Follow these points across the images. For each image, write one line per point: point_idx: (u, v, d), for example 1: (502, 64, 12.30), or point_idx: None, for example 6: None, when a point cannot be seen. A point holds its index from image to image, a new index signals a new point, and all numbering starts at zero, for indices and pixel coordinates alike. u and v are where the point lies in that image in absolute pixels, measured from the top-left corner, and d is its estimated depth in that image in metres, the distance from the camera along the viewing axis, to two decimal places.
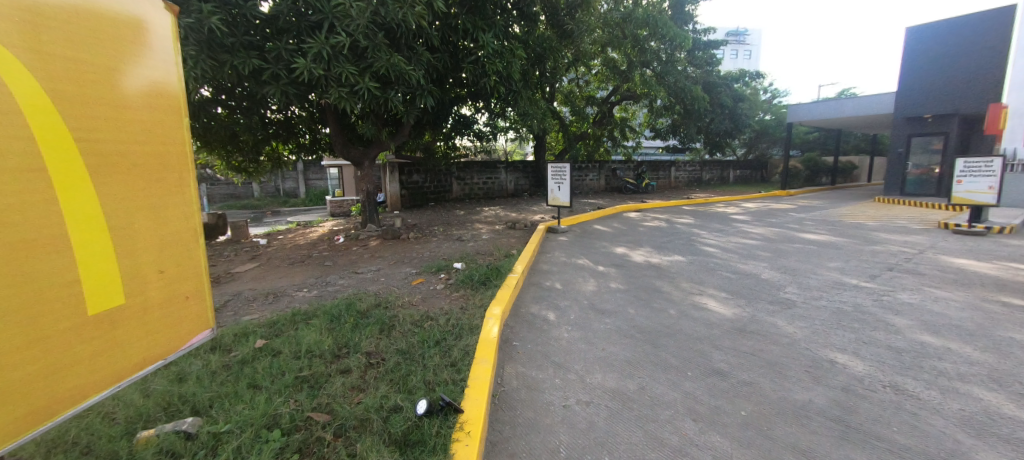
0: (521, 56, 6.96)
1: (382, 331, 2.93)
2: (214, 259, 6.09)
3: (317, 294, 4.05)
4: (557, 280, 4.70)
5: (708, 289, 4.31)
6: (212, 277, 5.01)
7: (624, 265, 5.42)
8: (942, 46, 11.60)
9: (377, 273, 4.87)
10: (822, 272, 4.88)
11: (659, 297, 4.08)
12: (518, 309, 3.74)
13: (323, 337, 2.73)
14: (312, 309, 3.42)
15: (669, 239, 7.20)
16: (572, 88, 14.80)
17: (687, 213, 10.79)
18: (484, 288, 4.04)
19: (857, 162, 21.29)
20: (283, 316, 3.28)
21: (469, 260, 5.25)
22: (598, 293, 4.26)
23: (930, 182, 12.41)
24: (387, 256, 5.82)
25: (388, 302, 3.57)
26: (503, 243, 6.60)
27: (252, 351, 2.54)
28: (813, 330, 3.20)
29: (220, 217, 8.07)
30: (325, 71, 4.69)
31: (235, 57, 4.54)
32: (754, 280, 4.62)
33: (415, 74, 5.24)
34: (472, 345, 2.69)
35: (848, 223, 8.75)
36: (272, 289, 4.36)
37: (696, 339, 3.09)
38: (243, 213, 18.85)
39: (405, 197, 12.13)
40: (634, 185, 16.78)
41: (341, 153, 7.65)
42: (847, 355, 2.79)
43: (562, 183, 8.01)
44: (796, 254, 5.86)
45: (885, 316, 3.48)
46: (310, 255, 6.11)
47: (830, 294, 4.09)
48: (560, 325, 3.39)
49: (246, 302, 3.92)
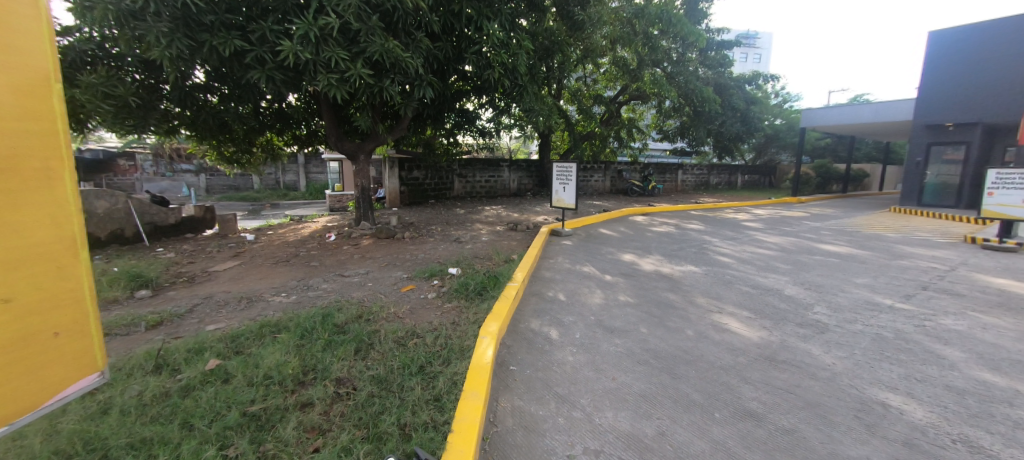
0: (529, 48, 6.49)
1: (358, 352, 2.53)
2: (194, 255, 5.69)
3: (295, 301, 3.66)
4: (561, 290, 4.31)
5: (727, 306, 3.88)
6: (187, 275, 4.62)
7: (633, 275, 5.00)
8: (968, 52, 11.07)
9: (365, 277, 4.46)
10: (850, 289, 4.46)
11: (674, 314, 3.67)
12: (516, 324, 3.35)
13: (289, 358, 2.37)
14: (286, 320, 3.04)
15: (680, 246, 6.79)
16: (581, 86, 14.26)
17: (696, 219, 10.40)
18: (480, 299, 3.63)
19: (869, 169, 20.82)
20: (249, 329, 2.88)
21: (465, 265, 4.85)
22: (606, 307, 3.85)
23: (950, 192, 12.01)
24: (378, 258, 5.42)
25: (371, 314, 3.17)
26: (503, 247, 6.21)
27: (199, 375, 2.15)
28: (854, 362, 2.78)
29: (208, 210, 7.68)
30: (313, 56, 4.28)
31: (215, 37, 4.17)
32: (777, 297, 4.19)
33: (413, 62, 4.82)
34: (461, 373, 2.30)
35: (867, 234, 8.32)
36: (247, 293, 3.95)
37: (719, 368, 2.69)
38: (241, 205, 18.59)
39: (404, 194, 11.73)
40: (640, 188, 16.35)
41: (335, 146, 7.21)
42: (900, 396, 2.38)
43: (567, 184, 7.60)
44: (818, 268, 5.43)
45: (933, 346, 3.06)
46: (298, 253, 5.72)
47: (866, 317, 3.66)
48: (564, 346, 2.99)
49: (216, 307, 3.55)
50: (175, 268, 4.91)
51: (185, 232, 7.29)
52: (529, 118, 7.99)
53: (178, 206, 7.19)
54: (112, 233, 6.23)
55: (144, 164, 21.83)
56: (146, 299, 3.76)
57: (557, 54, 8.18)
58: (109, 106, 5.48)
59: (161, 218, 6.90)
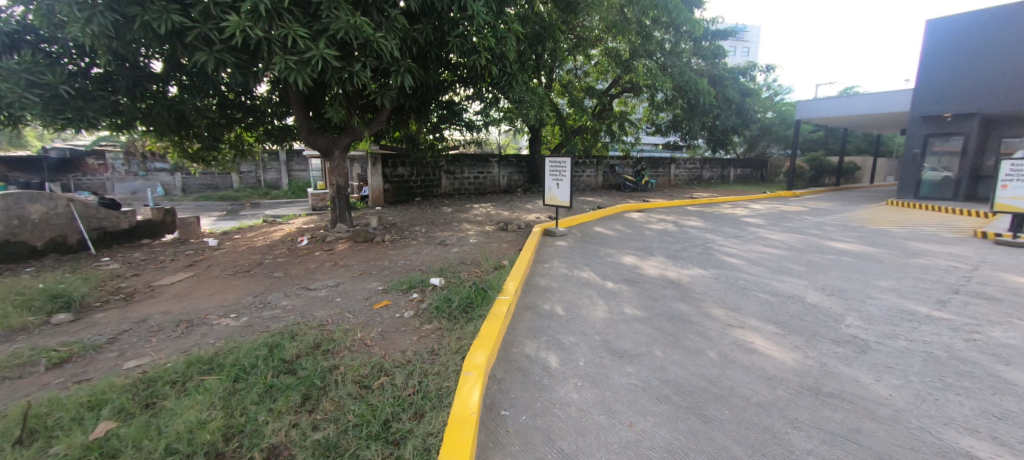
0: (518, 31, 5.91)
1: (306, 401, 1.97)
2: (141, 266, 5.01)
3: (244, 325, 3.06)
4: (558, 303, 3.79)
5: (748, 319, 3.40)
6: (126, 291, 3.97)
7: (637, 281, 4.50)
8: (967, 41, 10.80)
9: (335, 291, 3.87)
10: (877, 295, 4.04)
11: (691, 331, 3.17)
12: (509, 350, 2.81)
13: (213, 413, 1.82)
14: (225, 354, 2.46)
15: (683, 246, 6.32)
16: (571, 78, 13.64)
17: (694, 215, 9.99)
18: (464, 319, 3.07)
19: (861, 162, 20.72)
20: (173, 368, 2.30)
21: (450, 274, 4.30)
22: (612, 322, 3.34)
23: (947, 185, 11.83)
24: (353, 265, 4.83)
25: (330, 344, 2.60)
26: (493, 250, 5.67)
27: (75, 450, 1.57)
28: (914, 394, 2.32)
29: (168, 213, 7.05)
30: (266, 33, 3.66)
31: (148, 11, 3.53)
32: (801, 306, 3.73)
33: (387, 43, 4.22)
34: (437, 433, 1.75)
35: (873, 229, 7.97)
36: (189, 314, 3.32)
37: (757, 406, 2.19)
38: (218, 204, 17.65)
39: (388, 192, 11.07)
40: (633, 183, 15.95)
41: (307, 141, 6.55)
42: (988, 443, 1.88)
43: (561, 180, 7.07)
44: (835, 269, 5.01)
45: (996, 368, 2.61)
46: (262, 262, 5.10)
47: (906, 330, 3.21)
48: (566, 379, 2.47)
49: (148, 334, 2.95)
50: (114, 283, 4.25)
51: (141, 237, 6.62)
52: (519, 110, 7.45)
53: (133, 209, 6.54)
54: (51, 241, 5.45)
55: (115, 163, 20.79)
56: (65, 325, 3.13)
57: (549, 41, 7.63)
58: (35, 96, 4.79)
59: (112, 223, 6.20)
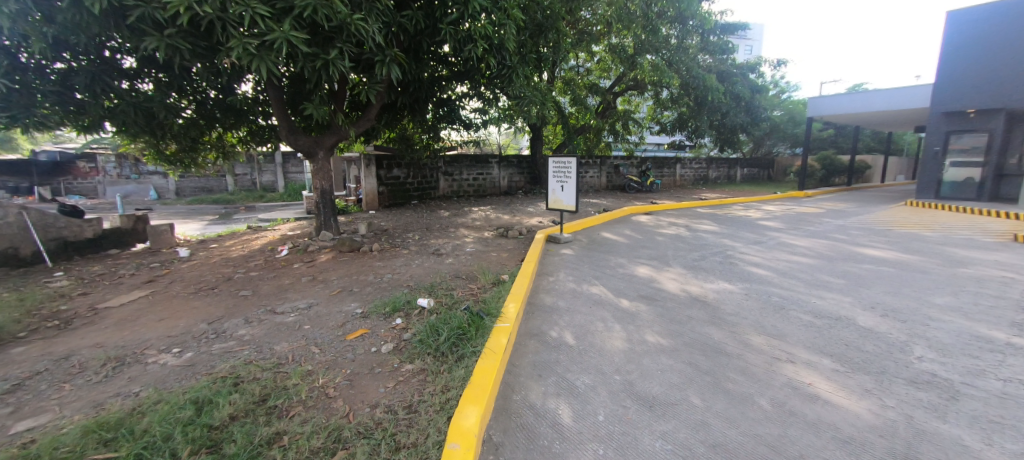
0: (519, 17, 5.31)
1: None
2: (95, 282, 4.45)
3: (186, 363, 2.51)
4: (567, 328, 3.21)
5: (796, 350, 2.83)
6: (65, 316, 3.42)
7: (657, 299, 3.91)
8: (992, 31, 10.14)
9: (306, 315, 3.30)
10: (938, 316, 3.45)
11: (731, 369, 2.59)
12: (509, 403, 2.21)
13: None
14: (139, 416, 1.89)
15: (700, 254, 5.74)
16: (574, 75, 13.10)
17: (706, 218, 9.40)
18: (454, 357, 2.50)
19: (872, 160, 20.09)
20: (55, 441, 1.71)
21: (441, 292, 3.73)
22: (633, 356, 2.77)
23: (970, 186, 11.24)
24: (332, 280, 4.27)
25: (277, 399, 2.01)
26: (492, 260, 5.12)
27: None
28: None
29: (139, 220, 6.53)
30: (219, 11, 3.13)
31: None
32: (854, 331, 3.16)
33: (366, 26, 3.66)
34: None
35: (903, 233, 7.38)
36: (125, 349, 2.77)
37: None
38: (210, 208, 17.10)
39: (383, 194, 10.49)
40: (638, 184, 15.38)
41: (288, 141, 6.00)
42: None
43: (566, 182, 6.47)
44: (877, 282, 4.43)
45: None
46: (232, 276, 4.53)
47: (992, 365, 2.62)
48: (583, 446, 1.87)
49: (62, 379, 2.38)
50: (53, 305, 3.69)
51: (109, 247, 6.09)
52: (519, 108, 6.90)
53: (99, 217, 6.02)
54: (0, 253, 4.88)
55: (106, 166, 19.75)
56: None
57: (551, 33, 7.03)
58: None
59: (73, 232, 5.66)
